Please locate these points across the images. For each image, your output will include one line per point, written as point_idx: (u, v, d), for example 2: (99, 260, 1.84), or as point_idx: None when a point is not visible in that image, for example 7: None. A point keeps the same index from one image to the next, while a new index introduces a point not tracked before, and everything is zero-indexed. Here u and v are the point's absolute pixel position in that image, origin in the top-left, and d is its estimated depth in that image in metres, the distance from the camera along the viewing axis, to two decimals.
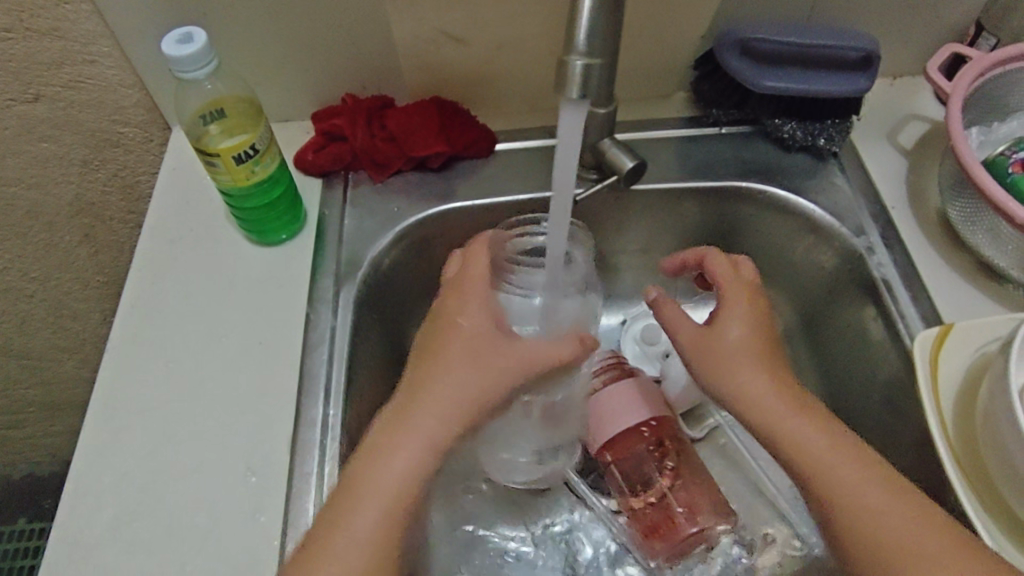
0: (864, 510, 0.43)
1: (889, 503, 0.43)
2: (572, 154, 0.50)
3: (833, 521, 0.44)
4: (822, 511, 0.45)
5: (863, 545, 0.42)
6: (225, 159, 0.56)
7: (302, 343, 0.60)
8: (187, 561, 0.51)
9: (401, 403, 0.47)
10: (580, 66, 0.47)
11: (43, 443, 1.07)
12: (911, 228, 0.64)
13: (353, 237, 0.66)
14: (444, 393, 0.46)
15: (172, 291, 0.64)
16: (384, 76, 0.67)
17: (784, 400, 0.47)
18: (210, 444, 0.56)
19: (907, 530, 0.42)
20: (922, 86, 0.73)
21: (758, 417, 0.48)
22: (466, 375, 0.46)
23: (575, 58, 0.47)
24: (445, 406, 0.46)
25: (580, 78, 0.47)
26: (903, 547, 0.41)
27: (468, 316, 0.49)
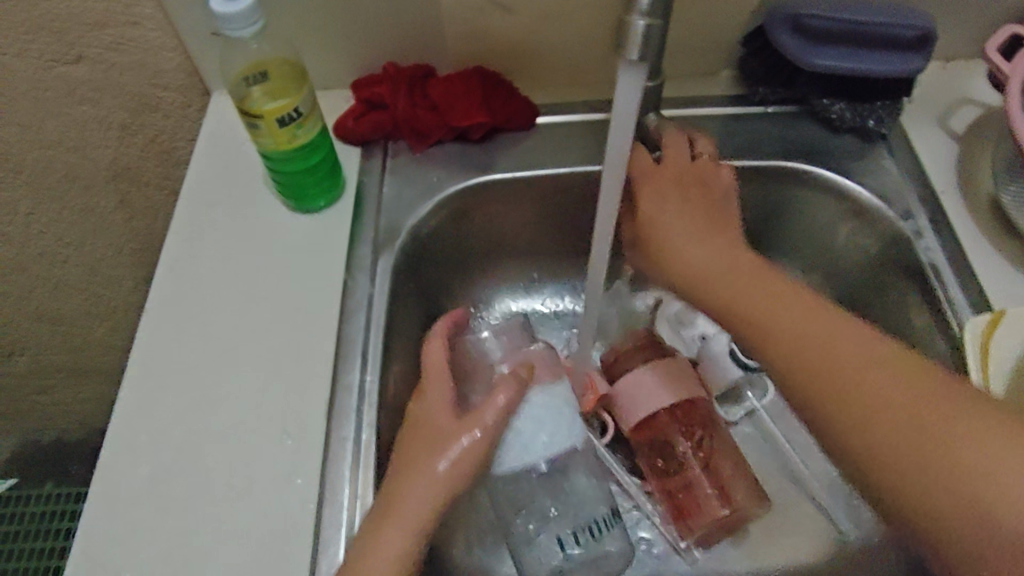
0: (841, 378, 0.43)
1: (905, 386, 0.40)
2: (628, 114, 0.52)
3: (854, 430, 0.41)
4: (839, 418, 0.42)
5: (845, 409, 0.42)
6: (269, 121, 0.56)
7: (339, 310, 0.60)
8: (225, 519, 0.51)
9: (386, 497, 0.47)
10: (641, 25, 0.44)
11: (72, 409, 1.08)
12: (962, 213, 0.62)
13: (391, 205, 0.65)
14: (415, 490, 0.47)
15: (211, 255, 0.64)
16: (426, 45, 0.66)
17: (725, 264, 0.53)
18: (247, 405, 0.56)
19: (925, 405, 0.39)
20: (978, 68, 0.70)
21: (702, 284, 0.53)
22: (443, 461, 0.47)
23: (637, 17, 0.44)
24: (412, 505, 0.46)
25: (642, 38, 0.45)
26: (919, 421, 0.39)
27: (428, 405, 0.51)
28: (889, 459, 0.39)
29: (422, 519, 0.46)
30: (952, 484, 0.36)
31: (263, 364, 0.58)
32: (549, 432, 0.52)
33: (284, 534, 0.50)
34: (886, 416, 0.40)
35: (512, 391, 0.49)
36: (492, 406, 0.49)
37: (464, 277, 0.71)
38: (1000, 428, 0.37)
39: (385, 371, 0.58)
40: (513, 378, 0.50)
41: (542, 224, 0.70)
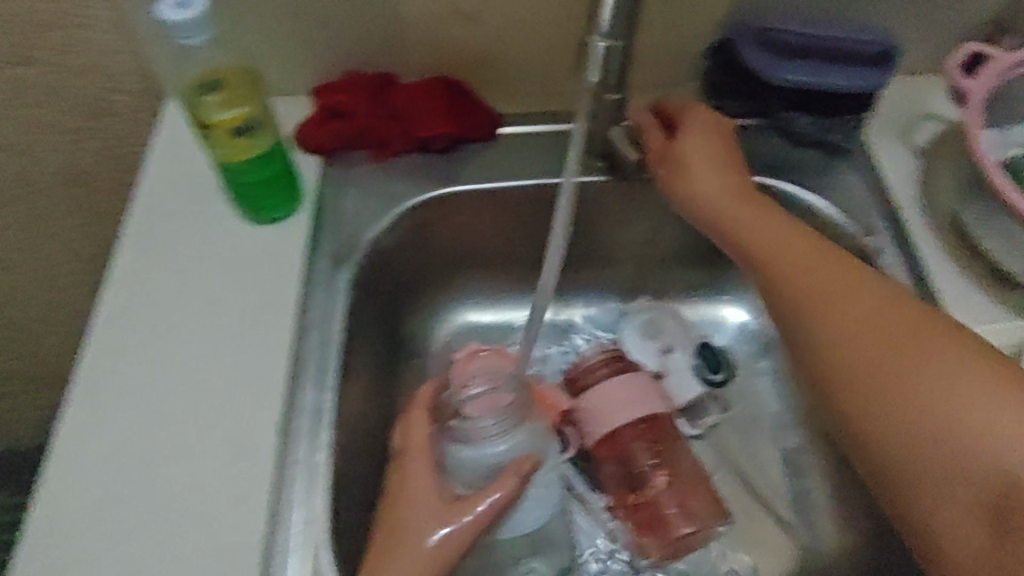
0: (853, 331, 0.47)
1: (919, 334, 0.44)
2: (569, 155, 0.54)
3: (871, 376, 0.45)
4: (850, 352, 0.47)
5: (852, 368, 0.46)
6: (219, 131, 0.55)
7: (296, 325, 0.58)
8: (174, 545, 0.49)
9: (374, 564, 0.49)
10: (601, 48, 0.50)
11: (25, 419, 1.05)
12: (923, 228, 0.62)
13: (351, 217, 0.64)
14: (404, 563, 0.48)
15: (164, 268, 0.62)
16: (388, 53, 0.64)
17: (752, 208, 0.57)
18: (198, 425, 0.54)
19: (934, 349, 0.43)
20: (939, 82, 0.70)
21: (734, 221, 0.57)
22: (438, 534, 0.49)
23: (598, 40, 0.50)
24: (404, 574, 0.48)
25: (602, 57, 0.51)
26: (932, 360, 0.43)
27: (413, 481, 0.52)
28: (879, 404, 0.44)
29: None
30: (919, 424, 0.42)
31: (216, 382, 0.56)
32: (538, 514, 0.56)
33: (233, 561, 0.48)
34: (886, 369, 0.44)
35: (511, 485, 0.50)
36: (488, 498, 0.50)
37: (426, 289, 0.70)
38: (996, 391, 0.40)
39: (342, 389, 0.57)
40: (514, 470, 0.51)
41: (506, 236, 0.69)
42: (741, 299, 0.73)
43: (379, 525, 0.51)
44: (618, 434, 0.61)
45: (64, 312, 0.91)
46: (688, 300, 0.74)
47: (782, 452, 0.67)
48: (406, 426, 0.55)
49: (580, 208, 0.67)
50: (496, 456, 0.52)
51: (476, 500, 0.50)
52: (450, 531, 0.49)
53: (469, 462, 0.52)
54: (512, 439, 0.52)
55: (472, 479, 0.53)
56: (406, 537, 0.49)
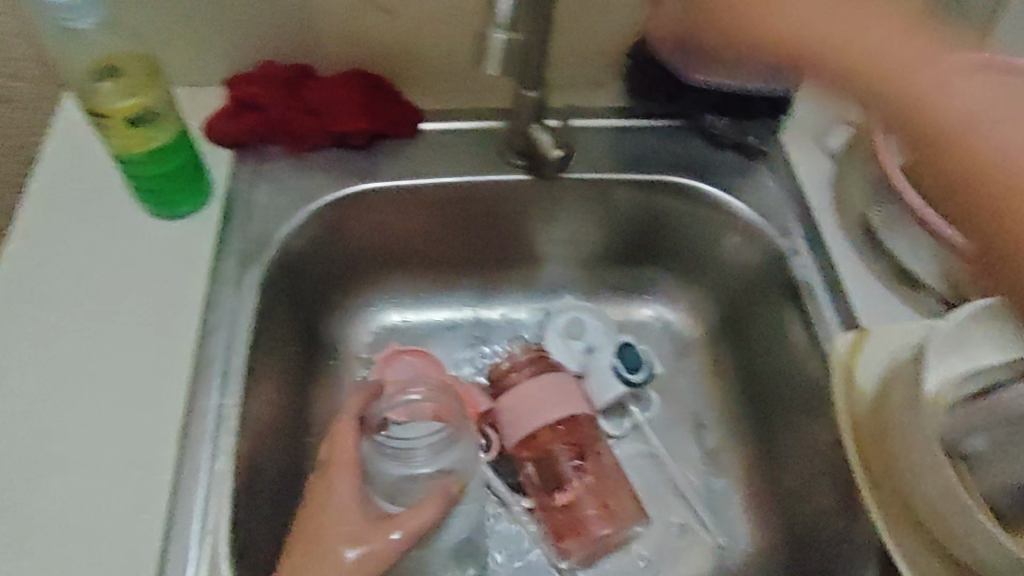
0: (967, 112, 0.44)
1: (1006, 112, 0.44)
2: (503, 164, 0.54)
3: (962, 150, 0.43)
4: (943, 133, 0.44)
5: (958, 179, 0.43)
6: (117, 120, 0.51)
7: (200, 326, 0.55)
8: (56, 562, 0.46)
9: None
10: (500, 40, 0.49)
11: None
12: (834, 230, 0.64)
13: (264, 213, 0.62)
14: None
15: (58, 266, 0.58)
16: (303, 45, 0.62)
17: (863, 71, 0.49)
18: (88, 434, 0.51)
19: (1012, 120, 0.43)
20: (851, 90, 0.72)
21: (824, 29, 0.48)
22: (352, 552, 0.45)
23: (497, 30, 0.49)
24: None
25: (500, 51, 0.49)
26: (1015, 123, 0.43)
27: (335, 497, 0.47)
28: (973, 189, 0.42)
29: None
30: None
31: (111, 386, 0.53)
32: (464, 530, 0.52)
33: None
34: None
35: (437, 507, 0.46)
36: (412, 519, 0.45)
37: (346, 289, 0.68)
38: None
39: (249, 393, 0.55)
40: (442, 494, 0.46)
41: (428, 234, 0.68)
42: (663, 300, 0.74)
43: (291, 547, 0.47)
44: (539, 435, 0.60)
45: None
46: (613, 301, 0.74)
47: (703, 451, 0.67)
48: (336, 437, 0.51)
49: (504, 206, 0.67)
50: (424, 476, 0.47)
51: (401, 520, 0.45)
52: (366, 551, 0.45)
53: (396, 476, 0.48)
54: (446, 456, 0.48)
55: (400, 497, 0.48)
56: (317, 552, 0.45)
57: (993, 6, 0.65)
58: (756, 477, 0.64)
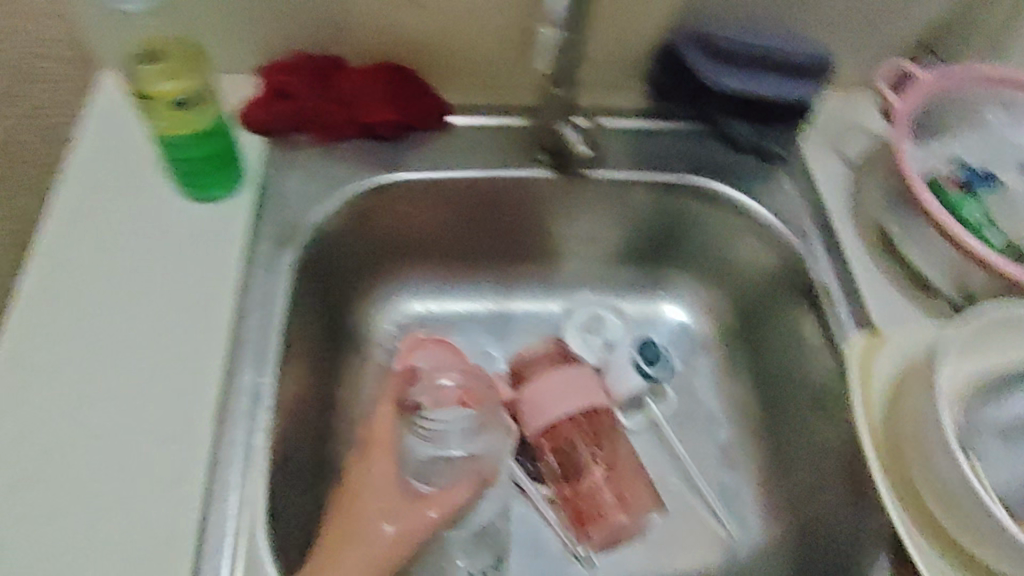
0: None
1: None
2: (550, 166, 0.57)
3: None
4: None
5: None
6: (161, 102, 0.52)
7: (235, 307, 0.56)
8: (96, 532, 0.47)
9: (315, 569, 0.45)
10: None
11: None
12: (849, 234, 0.66)
13: (296, 199, 0.63)
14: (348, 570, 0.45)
15: (93, 245, 0.59)
16: (337, 36, 0.63)
17: None
18: (125, 408, 0.52)
19: None
20: (868, 99, 0.74)
21: None
22: (390, 526, 0.46)
23: (548, 28, 0.54)
24: None
25: None
26: None
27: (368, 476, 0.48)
28: None
29: None
30: None
31: (148, 363, 0.54)
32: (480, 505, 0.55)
33: (164, 547, 0.47)
34: None
35: (466, 488, 0.49)
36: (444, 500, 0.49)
37: (370, 278, 0.69)
38: None
39: (282, 374, 0.56)
40: (472, 476, 0.50)
41: (453, 227, 0.69)
42: (679, 298, 0.76)
43: (325, 528, 0.47)
44: (559, 426, 0.62)
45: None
46: (629, 298, 0.76)
47: (716, 447, 0.69)
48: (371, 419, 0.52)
49: (529, 201, 0.68)
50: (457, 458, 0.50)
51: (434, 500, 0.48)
52: (399, 527, 0.47)
53: (426, 457, 0.49)
54: (475, 443, 0.51)
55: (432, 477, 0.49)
56: (355, 529, 0.46)
57: (1010, 21, 0.66)
58: (767, 473, 0.66)
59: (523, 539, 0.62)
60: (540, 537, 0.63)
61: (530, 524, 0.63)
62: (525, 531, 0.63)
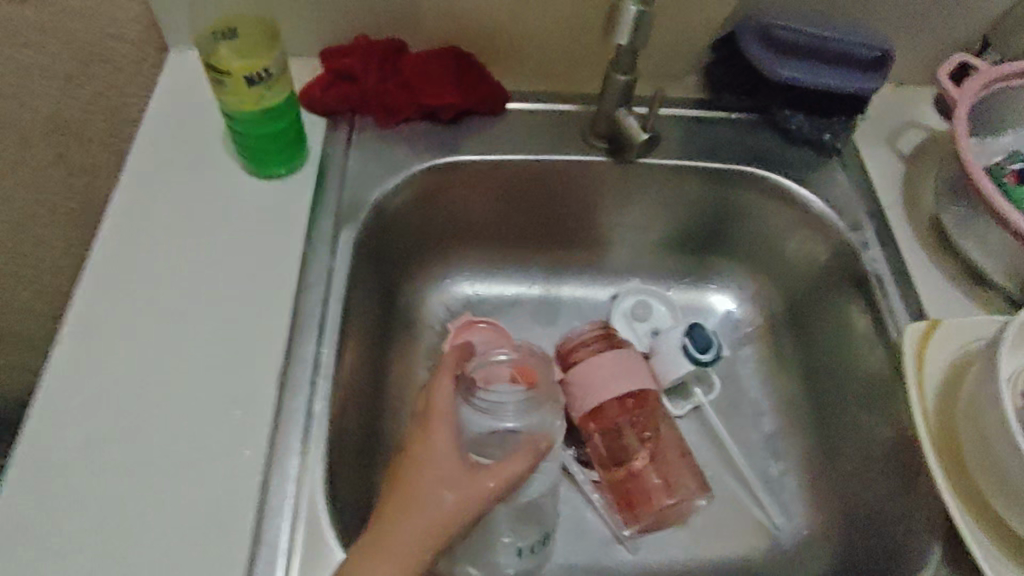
0: None
1: None
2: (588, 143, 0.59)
3: None
4: None
5: None
6: (236, 78, 0.54)
7: (297, 280, 0.58)
8: (165, 488, 0.49)
9: (378, 530, 0.47)
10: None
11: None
12: (904, 227, 0.65)
13: (355, 179, 0.64)
14: (407, 534, 0.47)
15: (161, 218, 0.61)
16: (400, 20, 0.65)
17: None
18: (192, 372, 0.54)
19: None
20: (925, 93, 0.73)
21: None
22: (448, 496, 0.48)
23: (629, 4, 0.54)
24: (410, 545, 0.46)
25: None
26: None
27: (428, 446, 0.50)
28: None
29: (418, 544, 0.47)
30: None
31: (213, 331, 0.56)
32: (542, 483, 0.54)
33: (229, 506, 0.48)
34: None
35: (524, 461, 0.49)
36: (499, 472, 0.48)
37: (422, 258, 0.71)
38: None
39: (341, 345, 0.57)
40: (530, 450, 0.49)
41: (504, 210, 0.70)
42: (725, 288, 0.76)
43: (388, 491, 0.50)
44: (607, 408, 0.62)
45: (41, 265, 0.90)
46: (677, 286, 0.77)
47: (761, 436, 0.69)
48: (434, 392, 0.52)
49: (580, 186, 0.69)
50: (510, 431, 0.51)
51: (491, 470, 0.48)
52: (457, 498, 0.47)
53: (482, 429, 0.51)
54: (527, 419, 0.51)
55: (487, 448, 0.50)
56: (416, 496, 0.48)
57: None
58: (813, 464, 0.66)
59: (568, 520, 0.64)
60: (585, 519, 0.64)
61: (575, 506, 0.64)
62: (571, 512, 0.64)
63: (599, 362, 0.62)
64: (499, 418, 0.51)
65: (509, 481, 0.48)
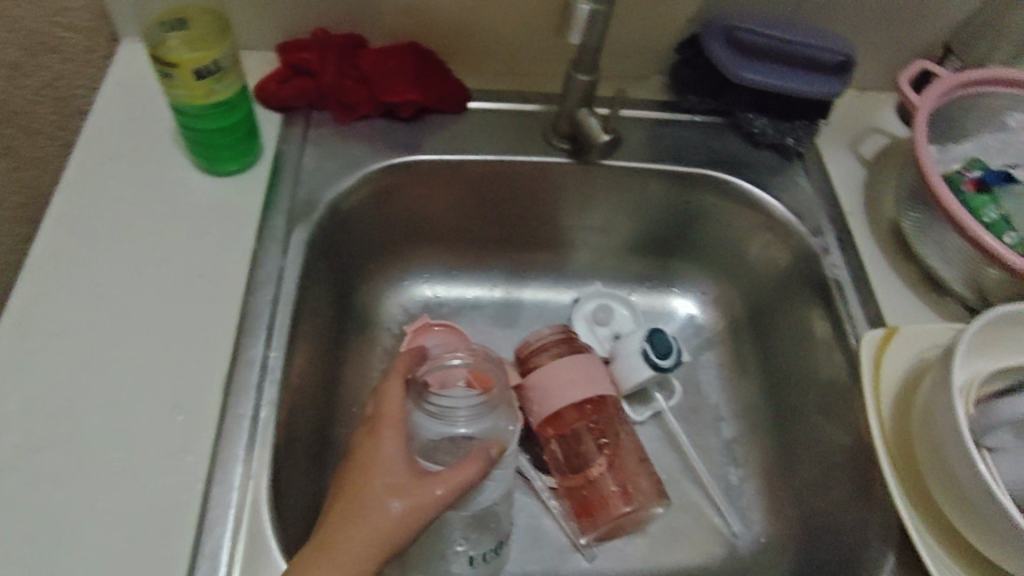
0: None
1: None
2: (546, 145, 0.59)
3: None
4: None
5: None
6: (184, 71, 0.52)
7: (246, 280, 0.56)
8: (100, 497, 0.47)
9: (321, 540, 0.46)
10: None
11: None
12: (864, 233, 0.65)
13: (310, 177, 0.63)
14: (351, 544, 0.45)
15: (106, 214, 0.59)
16: (359, 14, 0.63)
17: None
18: (133, 375, 0.52)
19: None
20: (887, 99, 0.73)
21: None
22: (395, 504, 0.46)
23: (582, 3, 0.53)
24: (353, 556, 0.45)
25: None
26: None
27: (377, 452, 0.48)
28: None
29: (363, 554, 0.45)
30: None
31: (157, 332, 0.53)
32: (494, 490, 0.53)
33: (167, 515, 0.46)
34: None
35: (476, 468, 0.47)
36: (448, 478, 0.46)
37: (381, 259, 0.69)
38: None
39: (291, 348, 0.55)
40: (482, 456, 0.47)
41: (465, 211, 0.69)
42: (688, 293, 0.75)
43: (333, 500, 0.48)
44: (563, 413, 0.61)
45: None
46: (640, 291, 0.76)
47: (721, 442, 0.69)
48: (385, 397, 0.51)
49: (542, 187, 0.68)
50: (463, 437, 0.49)
51: (439, 477, 0.47)
52: (403, 506, 0.46)
53: (439, 435, 0.50)
54: (478, 424, 0.50)
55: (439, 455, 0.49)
56: (364, 505, 0.47)
57: None
58: (771, 470, 0.66)
59: (524, 524, 0.63)
60: (542, 523, 0.63)
61: (532, 512, 0.63)
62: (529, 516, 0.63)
63: (557, 367, 0.61)
64: (453, 423, 0.49)
65: (458, 487, 0.46)
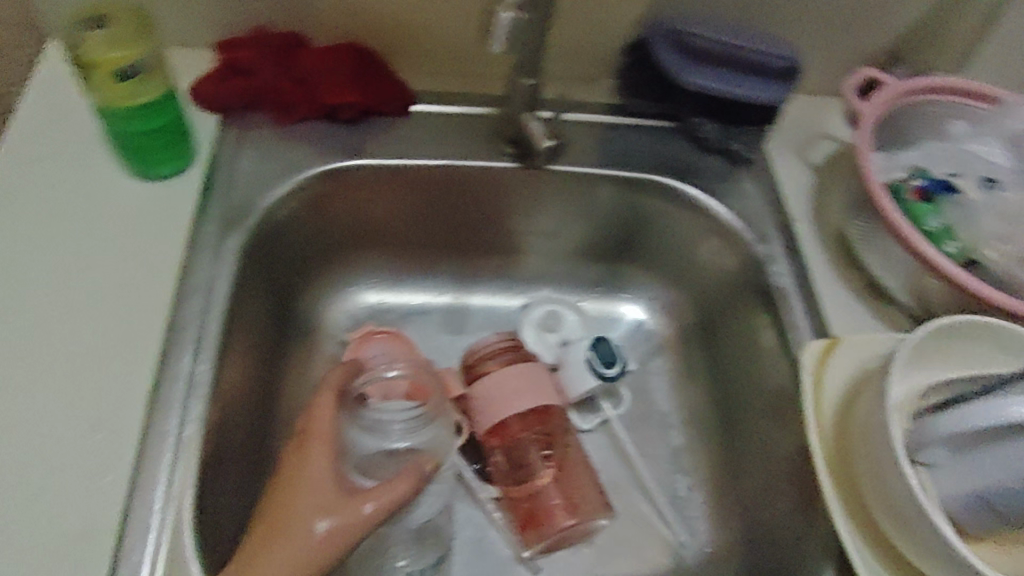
0: None
1: None
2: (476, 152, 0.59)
3: None
4: None
5: None
6: (104, 73, 0.49)
7: (174, 290, 0.54)
8: (11, 521, 0.44)
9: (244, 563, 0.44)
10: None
11: None
12: (811, 241, 0.65)
13: (246, 182, 0.60)
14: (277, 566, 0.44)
15: (26, 220, 0.56)
16: (297, 13, 0.61)
17: None
18: (49, 392, 0.49)
19: None
20: (835, 105, 0.73)
21: None
22: (323, 524, 0.45)
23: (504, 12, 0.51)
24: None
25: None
26: None
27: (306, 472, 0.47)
28: None
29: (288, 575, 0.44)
30: None
31: (77, 345, 0.51)
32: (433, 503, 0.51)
33: (82, 540, 0.44)
34: None
35: (407, 484, 0.46)
36: (377, 496, 0.45)
37: (323, 265, 0.67)
38: None
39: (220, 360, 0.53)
40: (413, 470, 0.46)
41: (409, 216, 0.67)
42: (638, 299, 0.75)
43: (260, 518, 0.47)
44: (508, 423, 0.59)
45: None
46: (590, 296, 0.75)
47: (669, 449, 0.68)
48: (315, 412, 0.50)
49: (487, 192, 0.66)
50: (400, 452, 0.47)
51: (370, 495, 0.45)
52: (331, 526, 0.45)
53: (372, 450, 0.47)
54: (420, 435, 0.48)
55: (370, 471, 0.48)
56: (288, 523, 0.45)
57: (979, 30, 0.66)
58: (719, 478, 0.66)
59: (468, 537, 0.61)
60: (486, 535, 0.62)
61: (475, 524, 0.62)
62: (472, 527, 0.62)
63: (500, 376, 0.59)
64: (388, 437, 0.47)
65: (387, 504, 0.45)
